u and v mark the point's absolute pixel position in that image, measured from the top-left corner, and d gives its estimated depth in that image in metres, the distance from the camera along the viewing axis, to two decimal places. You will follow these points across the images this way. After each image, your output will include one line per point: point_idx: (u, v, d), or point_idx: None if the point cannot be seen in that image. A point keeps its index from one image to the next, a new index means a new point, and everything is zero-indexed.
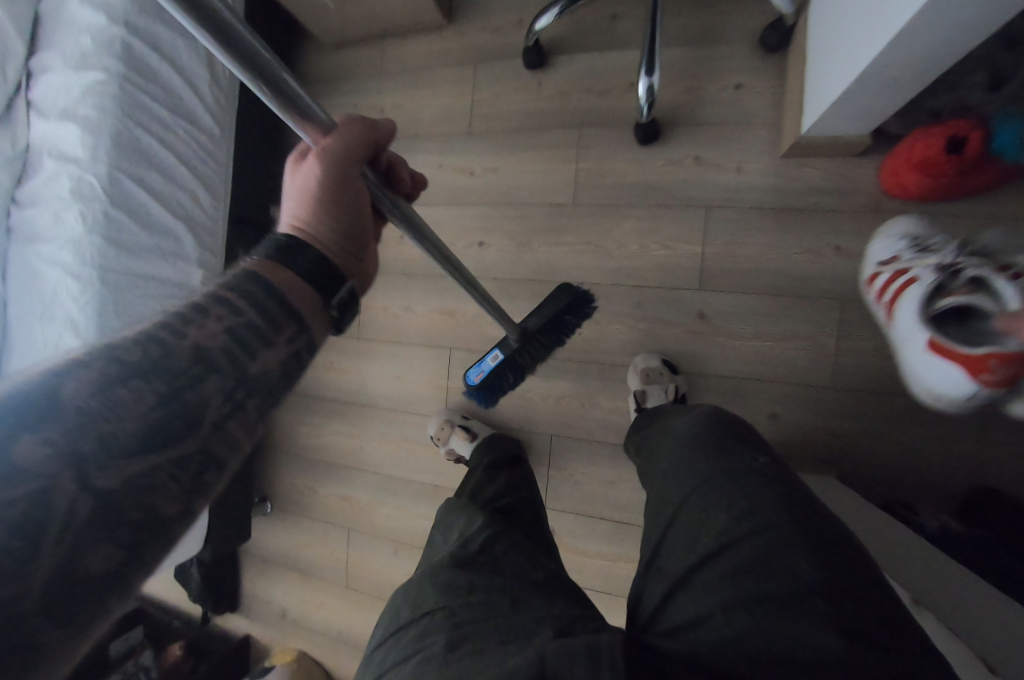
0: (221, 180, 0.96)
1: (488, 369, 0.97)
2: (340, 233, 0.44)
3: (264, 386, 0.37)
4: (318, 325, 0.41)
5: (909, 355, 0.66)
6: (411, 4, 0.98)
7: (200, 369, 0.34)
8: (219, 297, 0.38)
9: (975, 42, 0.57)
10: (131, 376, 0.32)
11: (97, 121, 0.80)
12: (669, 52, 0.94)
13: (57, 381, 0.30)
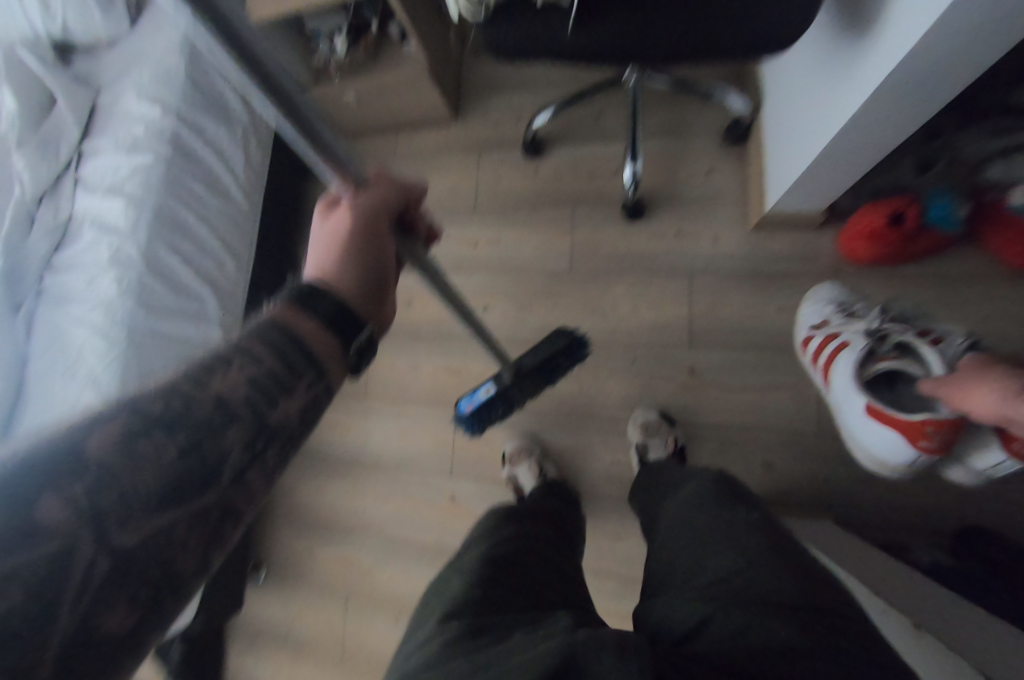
0: (245, 249, 1.04)
1: (480, 400, 0.94)
2: (360, 280, 0.46)
3: (283, 434, 0.37)
4: (335, 372, 0.41)
5: (847, 415, 0.73)
6: (424, 103, 1.13)
7: (220, 421, 0.34)
8: (242, 346, 0.37)
9: (897, 138, 0.70)
10: (154, 429, 0.31)
11: (141, 196, 0.88)
12: (648, 143, 1.09)
13: (81, 436, 0.29)
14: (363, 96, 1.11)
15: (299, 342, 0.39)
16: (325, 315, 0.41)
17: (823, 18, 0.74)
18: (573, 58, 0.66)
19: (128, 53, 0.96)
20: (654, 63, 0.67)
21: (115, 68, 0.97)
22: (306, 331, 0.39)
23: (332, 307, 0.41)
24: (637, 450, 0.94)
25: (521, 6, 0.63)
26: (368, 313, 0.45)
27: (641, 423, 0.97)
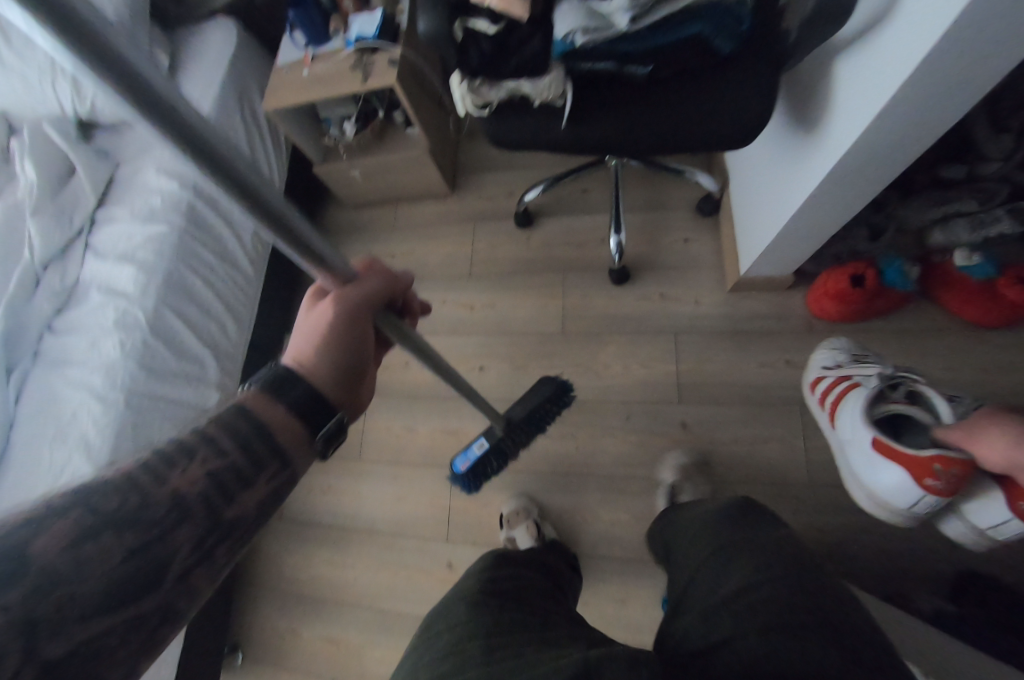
0: (247, 313, 1.07)
1: (474, 456, 0.95)
2: (338, 366, 0.49)
3: (236, 530, 0.38)
4: (302, 460, 0.44)
5: (854, 454, 0.76)
6: (425, 180, 1.23)
7: (173, 518, 0.36)
8: (205, 439, 0.40)
9: (850, 213, 0.80)
10: (104, 529, 0.33)
11: (153, 263, 0.91)
12: (630, 215, 1.20)
13: (29, 535, 0.31)
14: (367, 172, 1.19)
15: (270, 428, 0.42)
16: (300, 402, 0.44)
17: (779, 115, 0.86)
18: (568, 148, 0.75)
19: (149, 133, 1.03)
20: (639, 152, 0.76)
21: (135, 145, 1.04)
22: (278, 418, 0.43)
23: (306, 395, 0.45)
24: (669, 493, 0.97)
25: (522, 105, 0.72)
26: (340, 400, 0.48)
27: (677, 465, 1.00)
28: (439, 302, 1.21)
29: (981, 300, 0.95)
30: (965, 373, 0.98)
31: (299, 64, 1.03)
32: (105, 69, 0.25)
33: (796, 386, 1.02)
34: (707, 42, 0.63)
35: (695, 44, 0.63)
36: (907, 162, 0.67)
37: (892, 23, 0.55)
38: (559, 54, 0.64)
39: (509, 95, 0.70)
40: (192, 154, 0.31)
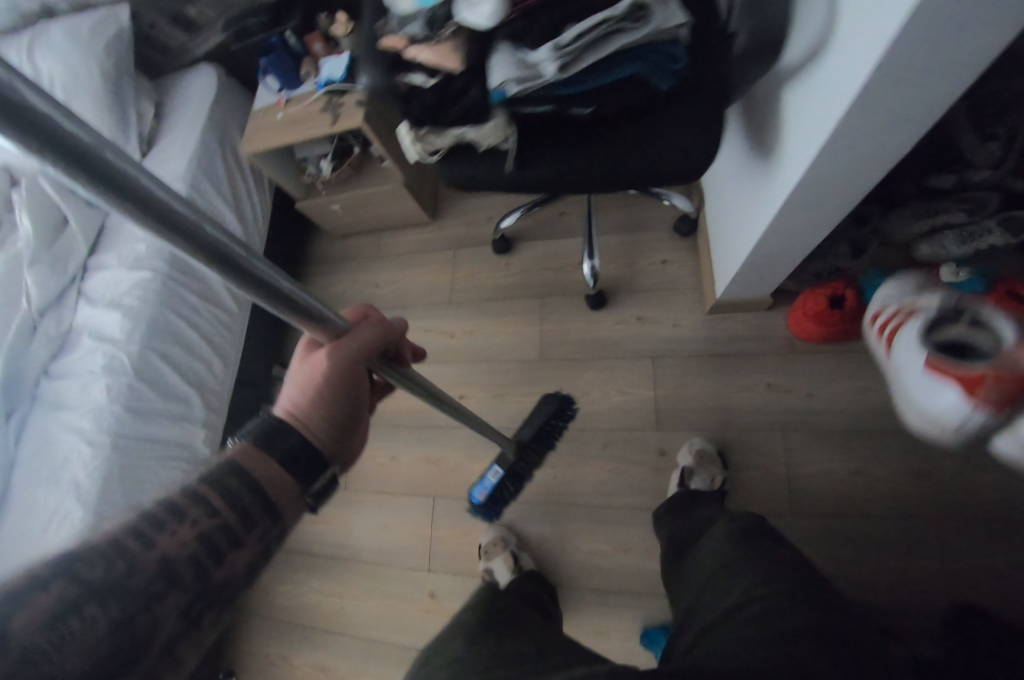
0: (233, 349, 1.11)
1: (490, 485, 1.02)
2: (331, 420, 0.49)
3: (221, 596, 0.39)
4: (292, 514, 0.44)
5: (907, 380, 0.74)
6: (404, 209, 1.25)
7: (160, 586, 0.36)
8: (196, 499, 0.41)
9: (815, 239, 0.79)
10: (91, 600, 0.33)
11: (138, 309, 0.95)
12: (607, 237, 1.19)
13: (14, 609, 0.30)
14: (347, 205, 1.22)
15: (258, 482, 0.43)
16: (287, 457, 0.45)
17: (737, 140, 0.85)
18: (518, 188, 0.75)
19: None
20: (592, 189, 0.76)
21: None
22: (270, 470, 0.44)
23: (296, 450, 0.45)
24: (681, 474, 0.96)
25: (469, 151, 0.73)
26: (329, 455, 0.48)
27: (695, 450, 0.98)
28: (421, 331, 1.22)
29: None
30: None
31: (274, 107, 1.06)
32: (98, 177, 0.24)
33: (776, 410, 1.00)
34: (645, 81, 0.63)
35: (633, 84, 0.63)
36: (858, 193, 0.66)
37: (835, 53, 0.54)
38: (498, 101, 0.62)
39: (455, 142, 0.71)
40: (183, 244, 0.30)
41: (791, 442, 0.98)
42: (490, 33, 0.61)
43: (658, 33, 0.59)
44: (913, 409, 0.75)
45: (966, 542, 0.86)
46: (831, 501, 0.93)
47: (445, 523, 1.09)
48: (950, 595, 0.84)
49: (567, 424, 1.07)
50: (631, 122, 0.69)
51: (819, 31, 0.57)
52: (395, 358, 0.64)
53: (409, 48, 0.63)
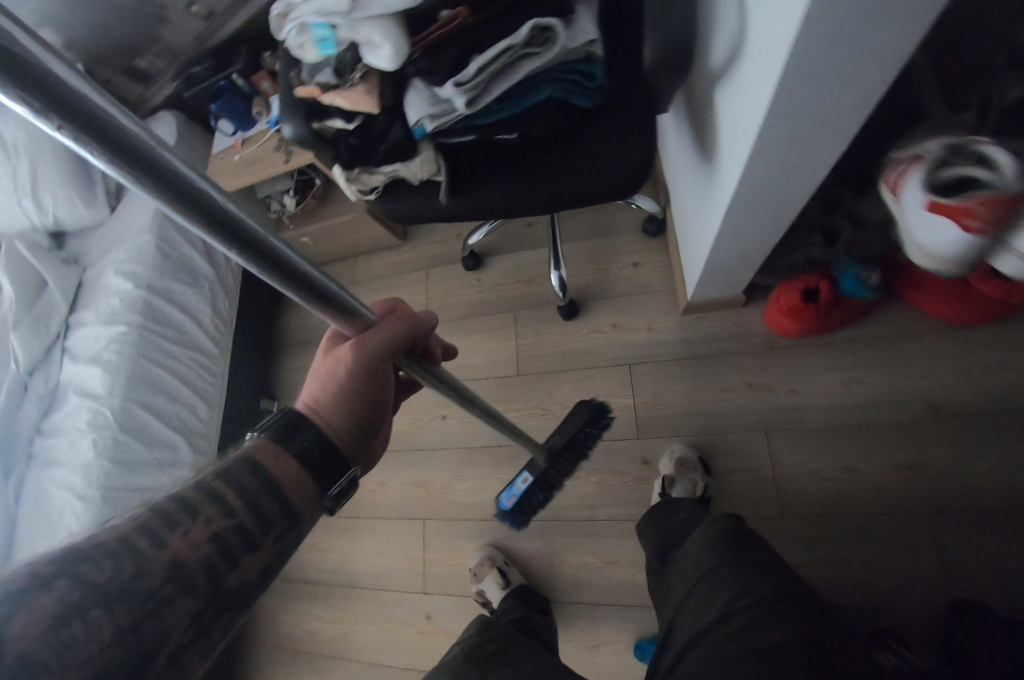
0: (216, 390, 1.13)
1: (519, 490, 1.04)
2: (353, 419, 0.46)
3: (238, 603, 0.35)
4: (313, 516, 0.41)
5: (906, 224, 0.60)
6: (374, 235, 1.25)
7: (171, 591, 0.33)
8: (213, 494, 0.37)
9: (776, 232, 0.77)
10: (90, 607, 0.30)
11: (117, 362, 0.97)
12: (577, 246, 1.18)
13: (4, 616, 0.28)
14: (318, 237, 1.23)
15: (276, 480, 0.40)
16: (309, 453, 0.42)
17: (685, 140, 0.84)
18: (459, 217, 0.75)
19: (110, 233, 1.09)
20: (539, 212, 0.74)
21: (99, 246, 1.09)
22: (289, 467, 0.41)
23: (309, 451, 0.42)
24: (662, 482, 0.95)
25: (407, 185, 0.74)
26: (351, 453, 0.45)
27: (675, 458, 0.97)
28: None
29: (953, 301, 0.86)
30: (948, 378, 0.90)
31: (232, 149, 1.06)
32: (147, 172, 0.24)
33: (757, 409, 0.98)
34: (566, 101, 0.63)
35: (554, 106, 0.63)
36: (812, 181, 0.65)
37: (752, 51, 0.53)
38: (421, 136, 0.65)
39: (391, 178, 0.72)
40: (229, 242, 0.30)
41: (776, 442, 0.95)
42: (403, 70, 0.62)
43: (567, 52, 0.58)
44: (918, 250, 0.61)
45: (960, 534, 0.83)
46: (821, 499, 0.90)
47: (437, 545, 1.10)
48: (946, 590, 0.81)
49: (604, 431, 1.05)
50: (563, 142, 0.68)
51: (735, 32, 0.57)
52: (425, 355, 0.59)
53: (324, 94, 0.65)
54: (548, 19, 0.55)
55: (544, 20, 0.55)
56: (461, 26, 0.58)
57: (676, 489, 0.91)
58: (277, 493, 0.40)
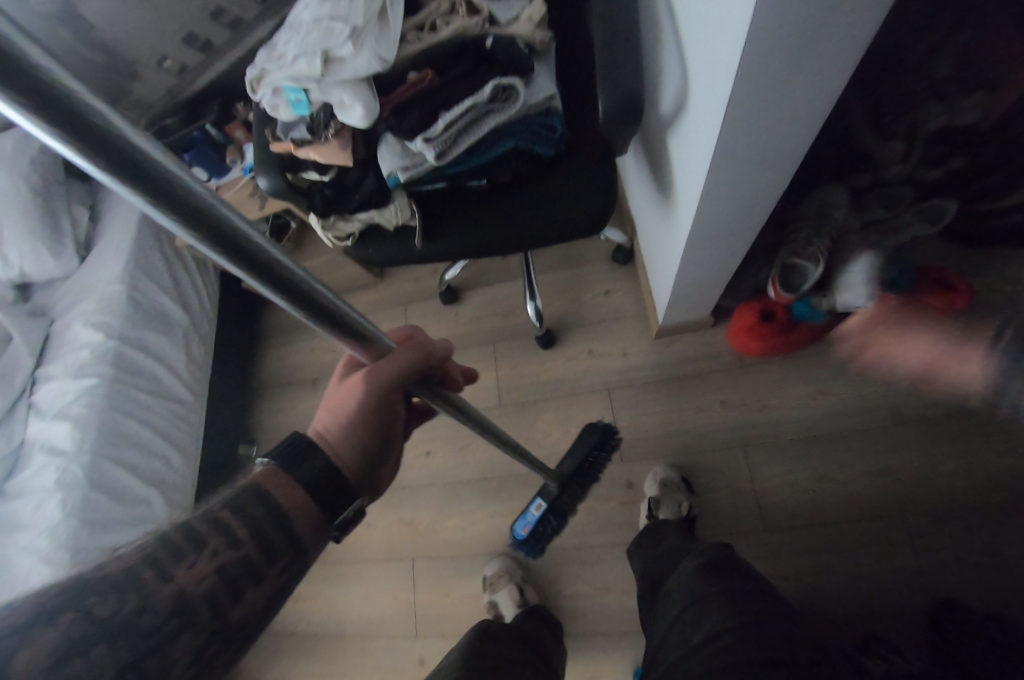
0: (192, 439, 1.10)
1: (533, 519, 0.99)
2: (360, 450, 0.47)
3: (239, 637, 0.38)
4: (315, 544, 0.44)
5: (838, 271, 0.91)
6: (351, 275, 1.27)
7: (175, 626, 0.35)
8: (219, 525, 0.40)
9: (732, 258, 0.83)
10: (96, 642, 0.32)
11: (87, 417, 0.95)
12: (550, 277, 1.22)
13: (15, 647, 0.30)
14: None
15: (283, 513, 0.42)
16: (315, 484, 0.44)
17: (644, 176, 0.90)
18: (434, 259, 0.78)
19: (78, 285, 1.06)
20: (510, 251, 0.77)
21: (66, 298, 1.06)
22: (299, 500, 0.43)
23: (318, 485, 0.44)
24: (648, 505, 0.96)
25: (383, 230, 0.77)
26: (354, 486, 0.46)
27: (659, 480, 0.98)
28: None
29: (916, 313, 0.92)
30: (905, 384, 0.95)
31: None
32: (174, 206, 0.25)
33: (732, 426, 1.01)
34: (530, 149, 0.67)
35: (519, 153, 0.68)
36: (759, 212, 0.71)
37: (694, 101, 0.59)
38: (395, 185, 0.69)
39: (367, 222, 0.76)
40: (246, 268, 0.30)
41: (753, 457, 0.99)
42: (375, 124, 0.66)
43: (531, 105, 0.64)
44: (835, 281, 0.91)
45: (939, 533, 0.86)
46: (802, 511, 0.93)
47: (427, 584, 1.08)
48: (922, 593, 0.84)
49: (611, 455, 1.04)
50: (529, 185, 0.72)
51: (680, 85, 0.62)
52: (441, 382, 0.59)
53: (298, 150, 0.67)
54: (512, 77, 0.61)
55: (507, 79, 0.61)
56: (428, 85, 0.62)
57: (662, 511, 0.93)
58: (283, 527, 0.42)
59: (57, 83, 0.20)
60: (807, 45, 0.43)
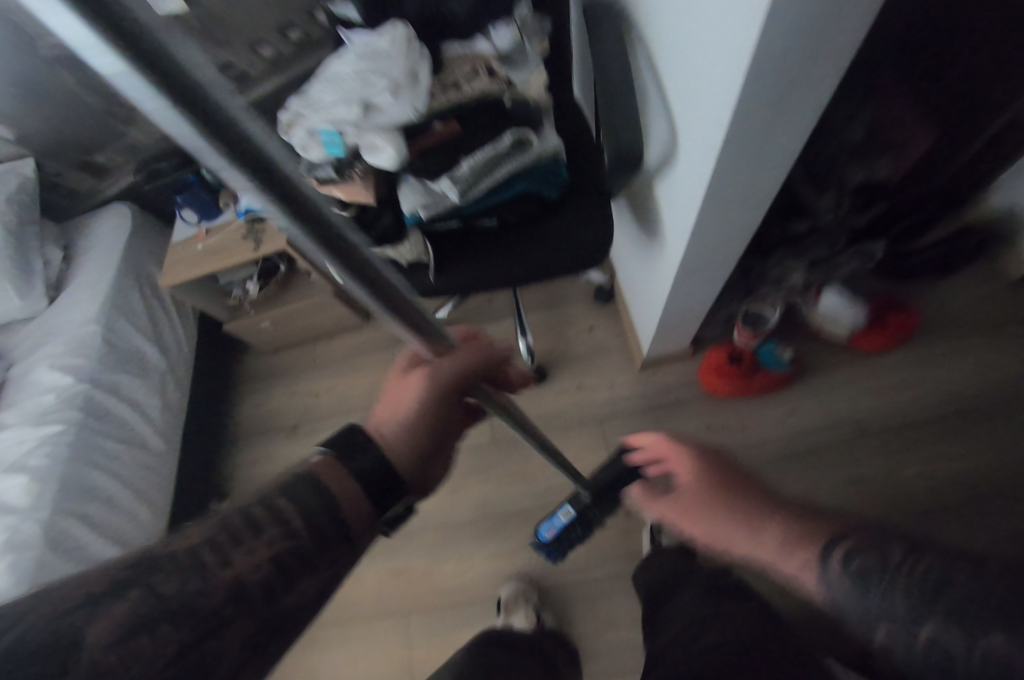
0: (160, 493, 1.01)
1: (558, 524, 0.95)
2: (415, 451, 0.48)
3: (287, 622, 0.42)
4: (364, 537, 0.45)
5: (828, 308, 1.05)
6: (338, 317, 1.26)
7: (230, 611, 0.40)
8: (274, 512, 0.43)
9: (711, 294, 0.93)
10: (161, 622, 0.37)
11: (47, 468, 0.85)
12: (535, 316, 1.28)
13: (90, 617, 0.36)
14: (277, 322, 1.21)
15: (334, 505, 0.43)
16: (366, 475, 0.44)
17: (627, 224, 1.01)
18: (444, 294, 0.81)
19: (43, 327, 0.99)
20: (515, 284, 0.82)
21: (27, 342, 0.99)
22: (350, 490, 0.44)
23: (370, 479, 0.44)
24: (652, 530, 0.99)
25: None
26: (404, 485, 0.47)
27: None
28: None
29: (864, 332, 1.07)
30: (864, 399, 1.06)
31: (194, 238, 1.07)
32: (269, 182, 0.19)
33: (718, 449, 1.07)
34: (536, 192, 0.73)
35: (528, 196, 0.73)
36: (739, 249, 0.79)
37: (685, 149, 0.68)
38: (413, 222, 0.73)
39: None
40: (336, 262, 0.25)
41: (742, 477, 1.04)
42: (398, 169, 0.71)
43: (541, 154, 0.70)
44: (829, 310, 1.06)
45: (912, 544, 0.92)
46: None
47: (423, 639, 1.01)
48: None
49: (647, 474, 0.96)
50: (533, 226, 0.78)
51: (669, 141, 0.72)
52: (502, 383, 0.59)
53: (322, 187, 0.69)
54: (524, 129, 0.68)
55: (521, 132, 0.68)
56: (452, 137, 0.69)
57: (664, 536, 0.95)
58: (330, 525, 0.43)
59: (124, 9, 0.13)
60: (778, 117, 0.54)
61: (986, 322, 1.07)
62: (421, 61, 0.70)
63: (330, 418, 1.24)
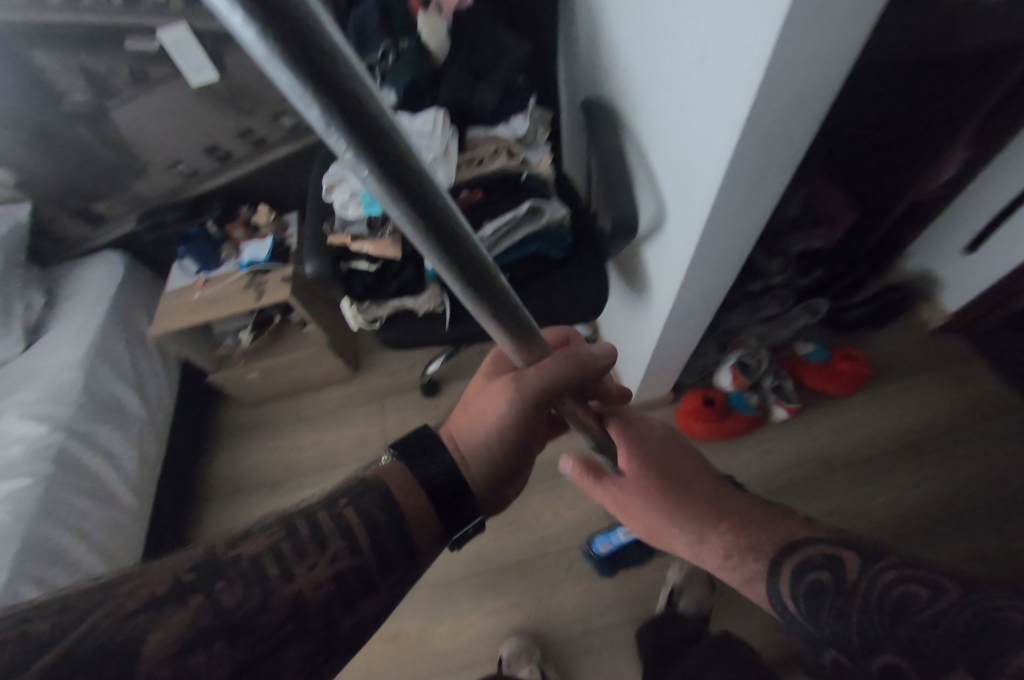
0: (126, 556, 0.92)
1: (616, 540, 1.02)
2: (492, 465, 0.47)
3: (348, 646, 0.39)
4: (428, 558, 0.43)
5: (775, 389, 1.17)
6: (327, 368, 1.26)
7: (289, 630, 0.37)
8: (339, 526, 0.41)
9: (692, 345, 1.02)
10: (218, 637, 0.35)
11: (7, 526, 0.77)
12: None
13: (146, 629, 0.34)
14: (266, 373, 1.19)
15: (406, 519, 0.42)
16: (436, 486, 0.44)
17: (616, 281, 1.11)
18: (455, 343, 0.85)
19: (15, 373, 0.93)
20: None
21: None
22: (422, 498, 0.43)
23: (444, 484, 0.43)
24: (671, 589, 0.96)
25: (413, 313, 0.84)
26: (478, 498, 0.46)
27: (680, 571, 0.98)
28: None
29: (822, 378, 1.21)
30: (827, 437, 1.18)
31: (191, 287, 1.07)
32: (385, 160, 0.21)
33: None
34: (546, 252, 0.81)
35: (538, 256, 0.81)
36: (711, 310, 0.88)
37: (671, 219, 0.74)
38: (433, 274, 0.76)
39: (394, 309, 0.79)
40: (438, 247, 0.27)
41: None
42: None
43: (551, 220, 0.77)
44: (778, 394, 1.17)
45: None
46: None
47: None
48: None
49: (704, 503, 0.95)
50: (541, 284, 0.83)
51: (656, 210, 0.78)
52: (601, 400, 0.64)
53: (354, 243, 0.75)
54: (538, 198, 0.76)
55: (536, 201, 0.76)
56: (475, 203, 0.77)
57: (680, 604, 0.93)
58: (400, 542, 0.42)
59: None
60: (750, 195, 0.59)
61: (916, 366, 1.26)
62: (455, 140, 0.76)
63: (315, 473, 1.19)
